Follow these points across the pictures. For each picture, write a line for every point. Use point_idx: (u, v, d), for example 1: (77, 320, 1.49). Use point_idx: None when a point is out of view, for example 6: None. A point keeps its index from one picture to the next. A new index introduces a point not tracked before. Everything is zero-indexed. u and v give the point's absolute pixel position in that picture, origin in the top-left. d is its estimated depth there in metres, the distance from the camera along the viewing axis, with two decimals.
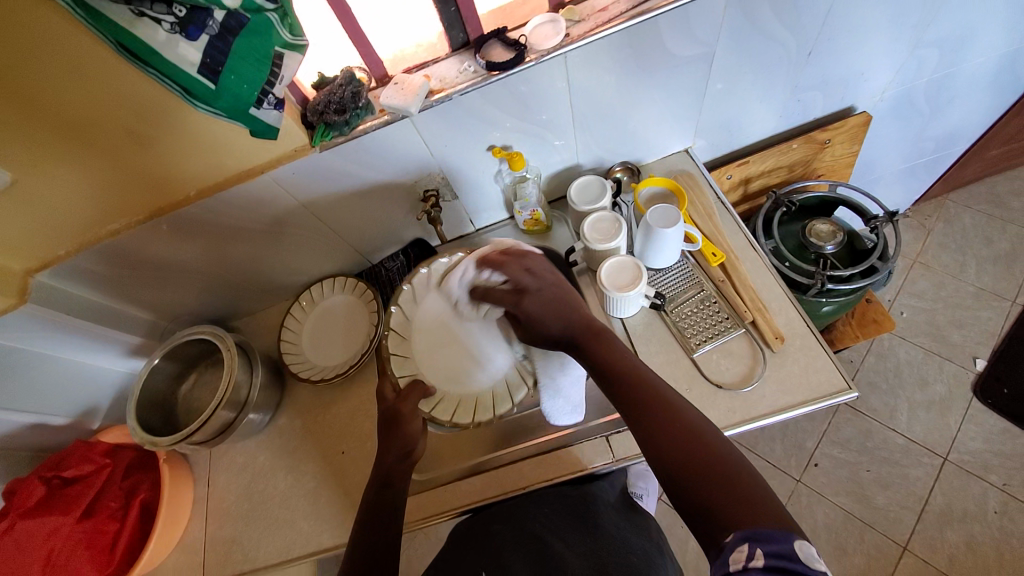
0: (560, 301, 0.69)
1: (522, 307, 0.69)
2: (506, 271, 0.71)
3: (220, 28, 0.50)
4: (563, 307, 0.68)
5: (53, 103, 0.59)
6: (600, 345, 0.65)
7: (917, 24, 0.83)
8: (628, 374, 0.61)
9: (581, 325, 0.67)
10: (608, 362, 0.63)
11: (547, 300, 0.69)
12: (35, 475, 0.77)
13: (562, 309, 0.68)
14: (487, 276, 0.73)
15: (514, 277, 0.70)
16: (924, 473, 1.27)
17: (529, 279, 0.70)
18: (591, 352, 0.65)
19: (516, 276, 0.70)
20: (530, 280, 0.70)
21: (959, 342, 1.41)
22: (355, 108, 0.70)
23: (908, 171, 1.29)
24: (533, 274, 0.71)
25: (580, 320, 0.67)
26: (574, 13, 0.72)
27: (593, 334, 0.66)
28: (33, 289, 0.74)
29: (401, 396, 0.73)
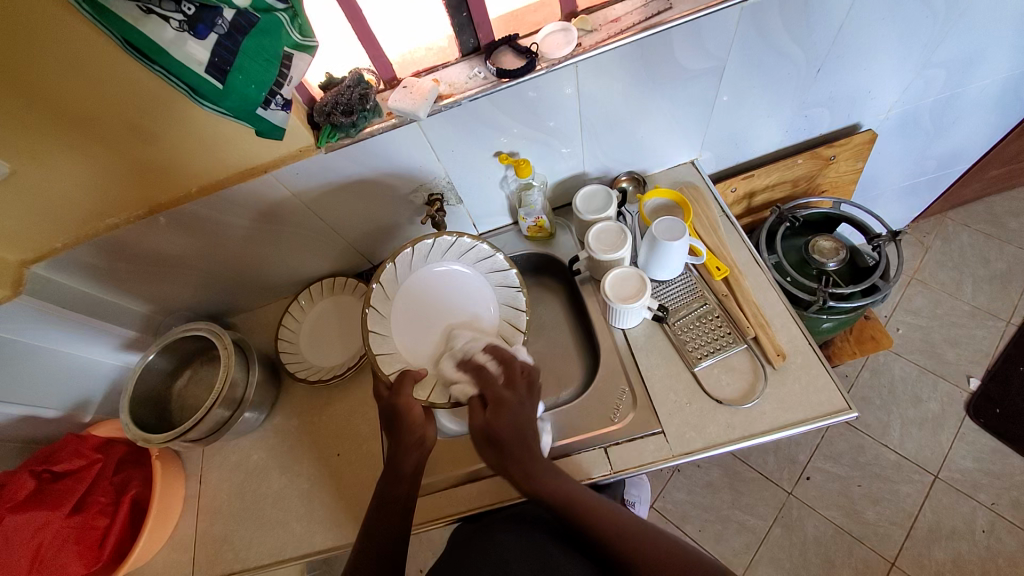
0: (528, 428, 0.64)
1: (499, 409, 0.63)
2: (507, 368, 0.68)
3: (229, 27, 0.50)
4: (529, 431, 0.64)
5: (57, 95, 0.58)
6: (555, 480, 0.63)
7: (927, 46, 0.83)
8: (582, 506, 0.61)
9: (542, 460, 0.63)
10: (568, 497, 0.62)
11: (520, 418, 0.64)
12: (24, 471, 0.76)
13: (528, 436, 0.64)
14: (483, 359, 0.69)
15: (511, 375, 0.67)
16: (914, 490, 1.28)
17: (521, 389, 0.66)
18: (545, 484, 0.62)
19: (512, 379, 0.67)
20: (517, 390, 0.66)
21: (953, 361, 1.42)
22: (362, 110, 0.69)
23: (909, 190, 1.30)
24: (528, 385, 0.67)
25: (522, 451, 0.63)
26: (587, 22, 0.72)
27: (545, 469, 0.63)
28: (29, 281, 0.73)
29: (395, 390, 0.69)
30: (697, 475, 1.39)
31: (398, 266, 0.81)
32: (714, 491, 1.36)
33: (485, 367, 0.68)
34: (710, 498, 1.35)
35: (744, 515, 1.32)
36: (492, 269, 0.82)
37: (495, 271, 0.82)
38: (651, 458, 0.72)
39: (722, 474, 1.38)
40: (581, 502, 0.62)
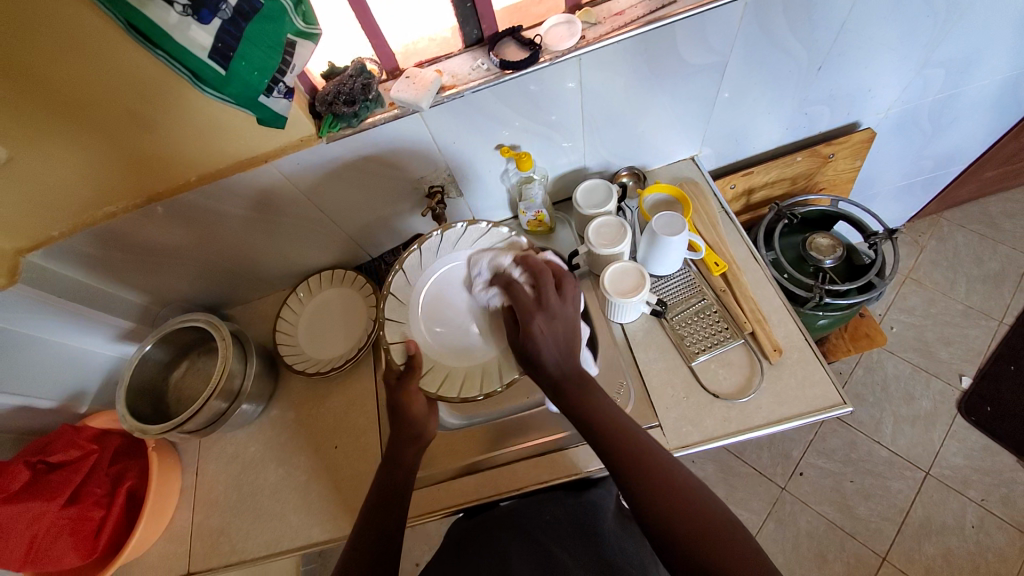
0: (569, 336, 0.64)
1: (530, 325, 0.63)
2: (538, 277, 0.67)
3: (233, 13, 0.49)
4: (568, 343, 0.64)
5: (55, 81, 0.57)
6: (587, 397, 0.62)
7: (927, 44, 0.83)
8: (607, 422, 0.61)
9: (578, 374, 0.63)
10: (600, 417, 0.61)
11: (556, 328, 0.64)
12: (19, 460, 0.74)
13: (568, 347, 0.64)
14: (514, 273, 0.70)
15: (540, 288, 0.65)
16: (905, 486, 1.30)
17: (554, 299, 0.65)
18: (578, 402, 0.62)
19: (541, 295, 0.65)
20: (553, 302, 0.64)
21: (946, 359, 1.43)
22: (365, 100, 0.69)
23: (906, 189, 1.31)
24: (561, 296, 0.66)
25: (557, 367, 0.63)
26: (590, 15, 0.71)
27: (581, 383, 0.63)
28: (24, 270, 0.72)
29: (403, 380, 0.70)
30: (691, 470, 1.40)
31: (422, 252, 0.83)
32: (709, 486, 1.37)
33: (517, 284, 0.68)
34: None
35: (738, 510, 1.33)
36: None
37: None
38: None
39: (717, 470, 1.39)
40: (612, 424, 0.61)
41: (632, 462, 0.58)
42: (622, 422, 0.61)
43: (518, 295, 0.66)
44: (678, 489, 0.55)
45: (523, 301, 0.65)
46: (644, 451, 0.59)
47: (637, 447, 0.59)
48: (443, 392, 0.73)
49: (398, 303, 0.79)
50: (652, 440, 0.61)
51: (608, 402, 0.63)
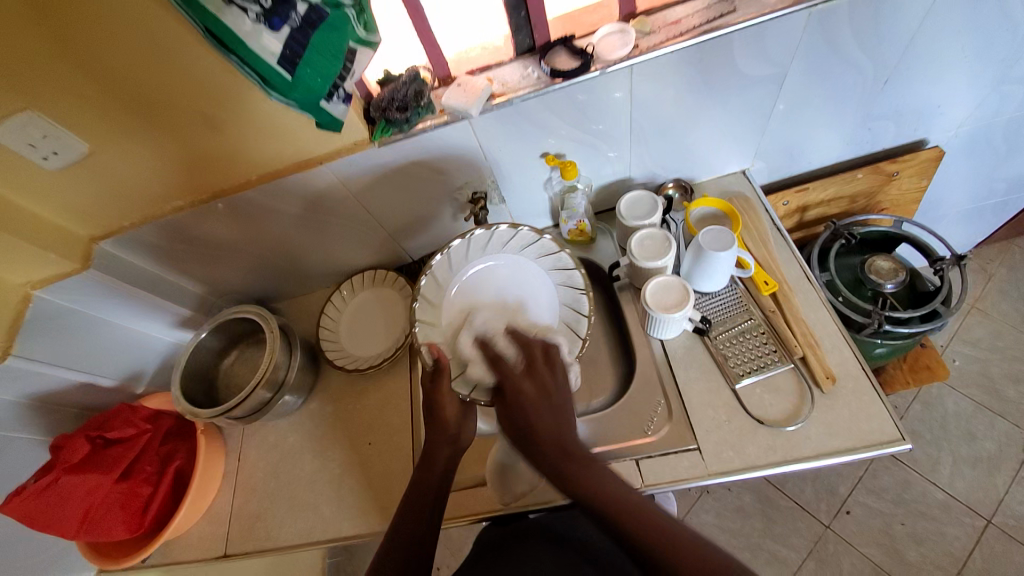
0: (559, 410, 0.64)
1: (520, 393, 0.64)
2: (527, 352, 0.67)
3: (302, 21, 0.51)
4: (558, 411, 0.64)
5: (137, 84, 0.61)
6: (589, 471, 0.59)
7: (1007, 59, 0.78)
8: (609, 498, 0.57)
9: (570, 442, 0.62)
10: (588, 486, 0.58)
11: (546, 395, 0.64)
12: (81, 434, 0.79)
13: (556, 416, 0.63)
14: (503, 343, 0.70)
15: (529, 356, 0.67)
16: (963, 532, 1.20)
17: (545, 372, 0.66)
18: (569, 466, 0.60)
19: (534, 364, 0.66)
20: (541, 372, 0.65)
21: (1015, 398, 1.32)
22: (417, 107, 0.72)
23: (975, 213, 1.22)
24: (551, 367, 0.66)
25: (552, 442, 0.61)
26: (645, 24, 0.71)
27: (580, 461, 0.60)
28: (97, 255, 0.78)
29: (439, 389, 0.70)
30: (726, 498, 1.35)
31: (450, 254, 0.82)
32: (745, 517, 1.31)
33: (507, 357, 0.68)
34: (740, 524, 1.30)
35: (776, 545, 1.27)
36: (555, 266, 0.81)
37: (558, 268, 0.81)
38: (685, 474, 0.70)
39: (754, 500, 1.33)
40: (606, 491, 0.58)
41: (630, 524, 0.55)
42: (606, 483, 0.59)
43: (507, 373, 0.66)
44: (680, 547, 0.52)
45: (509, 385, 0.65)
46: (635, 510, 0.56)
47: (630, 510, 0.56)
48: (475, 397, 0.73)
49: (429, 304, 0.79)
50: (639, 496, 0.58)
51: (596, 464, 0.61)
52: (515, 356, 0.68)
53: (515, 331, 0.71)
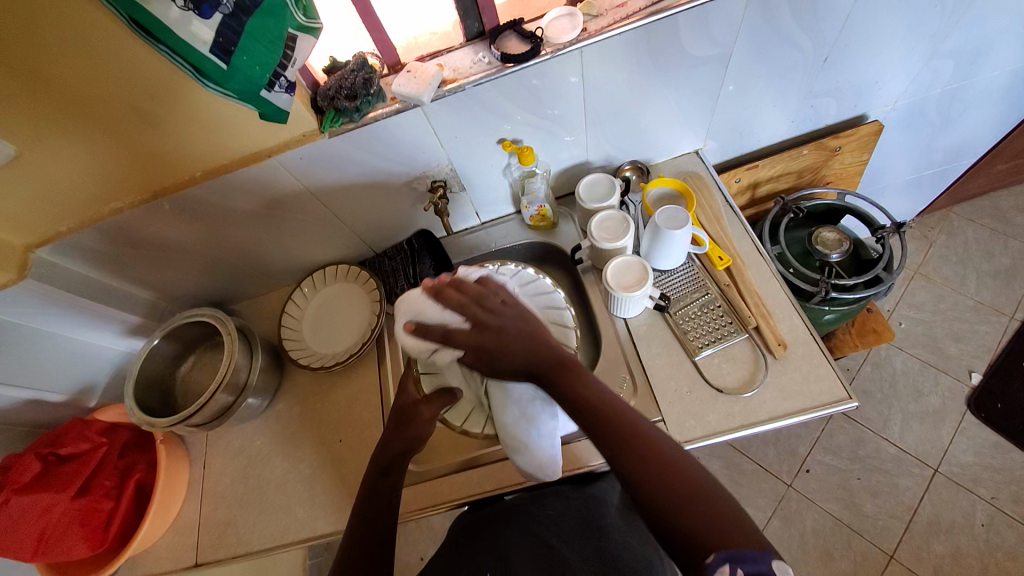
0: (529, 329, 0.65)
1: (490, 341, 0.63)
2: (466, 311, 0.64)
3: (234, 7, 0.50)
4: (526, 335, 0.64)
5: (60, 77, 0.57)
6: (569, 374, 0.62)
7: (935, 35, 0.82)
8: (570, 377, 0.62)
9: (548, 356, 0.64)
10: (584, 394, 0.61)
11: (512, 332, 0.64)
12: (30, 453, 0.75)
13: (532, 339, 0.64)
14: (445, 315, 0.64)
15: (471, 313, 0.64)
16: (914, 483, 1.28)
17: (487, 314, 0.64)
18: (561, 381, 0.62)
19: (477, 319, 0.64)
20: (491, 315, 0.64)
21: (955, 355, 1.41)
22: (366, 95, 0.69)
23: (915, 183, 1.29)
24: (491, 309, 0.65)
25: (536, 354, 0.64)
26: (593, 7, 0.71)
27: (558, 365, 0.63)
28: (33, 264, 0.74)
29: (425, 399, 0.74)
30: None
31: None
32: None
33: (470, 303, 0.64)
34: None
35: (743, 507, 1.33)
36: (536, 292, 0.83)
37: (539, 292, 0.82)
38: None
39: (722, 467, 1.39)
40: (599, 405, 0.60)
41: (597, 410, 0.59)
42: (598, 393, 0.61)
43: (468, 330, 0.64)
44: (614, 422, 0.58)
45: (474, 334, 0.64)
46: (619, 414, 0.59)
47: (620, 426, 0.58)
48: (468, 426, 0.77)
49: None
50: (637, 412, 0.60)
51: (593, 380, 0.62)
52: (461, 318, 0.64)
53: (442, 288, 0.65)
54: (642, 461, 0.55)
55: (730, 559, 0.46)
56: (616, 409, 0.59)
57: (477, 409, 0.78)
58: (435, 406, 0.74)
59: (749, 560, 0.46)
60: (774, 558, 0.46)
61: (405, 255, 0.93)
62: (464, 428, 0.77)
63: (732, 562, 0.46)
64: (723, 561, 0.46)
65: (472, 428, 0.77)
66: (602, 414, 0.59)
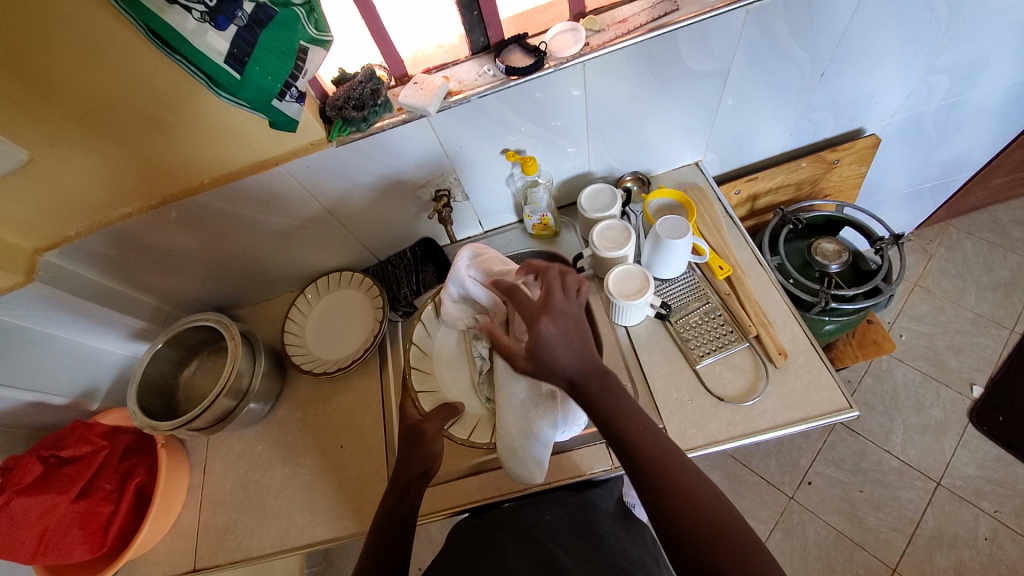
0: (581, 340, 0.60)
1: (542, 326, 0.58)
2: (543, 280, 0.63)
3: (249, 19, 0.51)
4: (579, 341, 0.60)
5: (77, 84, 0.59)
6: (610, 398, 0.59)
7: (931, 50, 0.84)
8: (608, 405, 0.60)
9: (594, 370, 0.59)
10: (625, 428, 0.58)
11: (568, 331, 0.60)
12: (32, 455, 0.76)
13: (580, 351, 0.59)
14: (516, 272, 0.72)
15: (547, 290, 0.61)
16: (916, 496, 1.28)
17: (562, 299, 0.61)
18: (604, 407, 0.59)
19: (549, 296, 0.61)
20: (558, 300, 0.61)
21: (956, 368, 1.41)
22: (374, 105, 0.71)
23: (913, 196, 1.31)
24: (567, 297, 0.62)
25: (587, 367, 0.59)
26: (595, 22, 0.73)
27: (602, 386, 0.59)
28: (41, 268, 0.75)
29: (427, 415, 0.74)
30: None
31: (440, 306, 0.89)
32: None
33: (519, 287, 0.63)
34: None
35: (744, 519, 1.32)
36: None
37: None
38: None
39: (723, 478, 1.39)
40: (640, 438, 0.58)
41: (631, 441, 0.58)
42: (639, 425, 0.59)
43: (526, 305, 0.61)
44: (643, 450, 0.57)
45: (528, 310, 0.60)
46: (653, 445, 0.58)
47: (662, 465, 0.56)
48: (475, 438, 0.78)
49: (422, 373, 0.83)
50: (678, 450, 0.58)
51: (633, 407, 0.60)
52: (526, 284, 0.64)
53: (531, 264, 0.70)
54: (689, 509, 0.53)
55: None
56: (657, 444, 0.58)
57: (483, 421, 0.79)
58: (437, 422, 0.74)
59: None
60: None
61: (408, 262, 0.95)
62: (469, 439, 0.77)
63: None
64: None
65: (478, 439, 0.77)
66: (643, 449, 0.57)
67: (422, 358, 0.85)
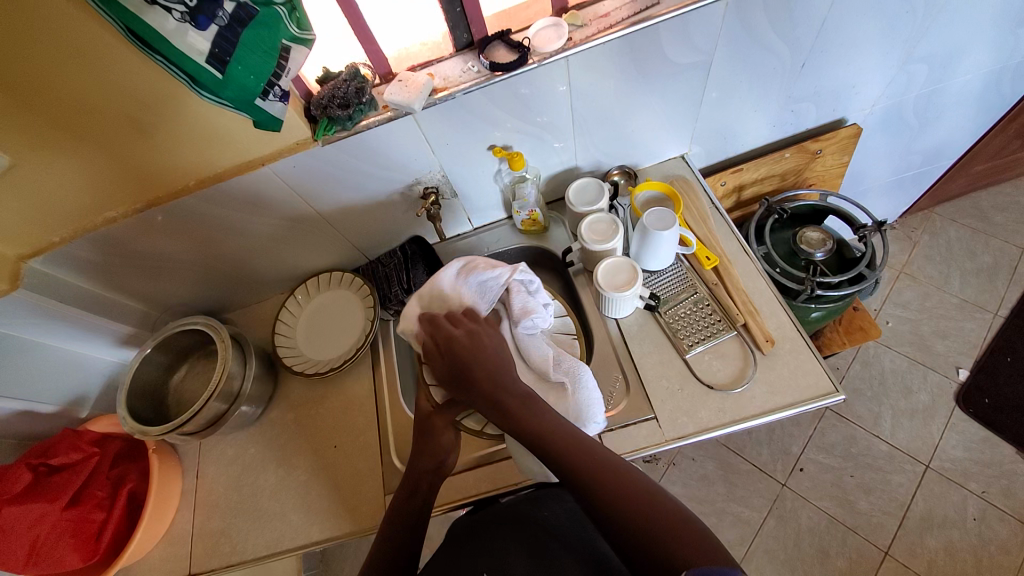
0: (500, 359, 0.64)
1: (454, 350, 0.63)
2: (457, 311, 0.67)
3: (230, 19, 0.51)
4: (498, 361, 0.64)
5: (57, 88, 0.59)
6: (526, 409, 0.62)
7: (908, 40, 0.85)
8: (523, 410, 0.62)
9: (512, 389, 0.63)
10: (545, 432, 0.60)
11: (484, 352, 0.64)
12: (22, 464, 0.75)
13: (497, 370, 0.63)
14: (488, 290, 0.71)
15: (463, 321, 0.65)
16: (906, 479, 1.30)
17: (483, 329, 0.65)
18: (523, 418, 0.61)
19: (462, 322, 0.65)
20: (478, 329, 0.65)
21: (942, 352, 1.44)
22: (359, 103, 0.72)
23: (896, 184, 1.33)
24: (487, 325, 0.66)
25: (509, 384, 0.63)
26: (577, 17, 0.74)
27: (519, 399, 0.62)
28: (25, 276, 0.74)
29: (439, 407, 0.74)
30: (692, 468, 1.41)
31: None
32: (710, 484, 1.38)
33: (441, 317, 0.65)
34: (706, 491, 1.37)
35: (739, 507, 1.34)
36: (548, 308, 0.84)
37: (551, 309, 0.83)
38: (644, 444, 0.74)
39: (717, 468, 1.40)
40: (560, 439, 0.59)
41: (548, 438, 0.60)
42: (556, 427, 0.61)
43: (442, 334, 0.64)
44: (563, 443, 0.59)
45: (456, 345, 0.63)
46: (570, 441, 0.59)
47: (586, 459, 0.57)
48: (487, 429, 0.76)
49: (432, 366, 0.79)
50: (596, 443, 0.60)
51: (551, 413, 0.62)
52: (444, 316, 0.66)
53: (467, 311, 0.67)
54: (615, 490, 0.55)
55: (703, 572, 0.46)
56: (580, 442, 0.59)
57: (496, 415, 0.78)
58: (448, 415, 0.73)
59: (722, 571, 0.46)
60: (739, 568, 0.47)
61: (399, 260, 0.95)
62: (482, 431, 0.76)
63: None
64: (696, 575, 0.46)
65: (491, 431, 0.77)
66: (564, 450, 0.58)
67: None
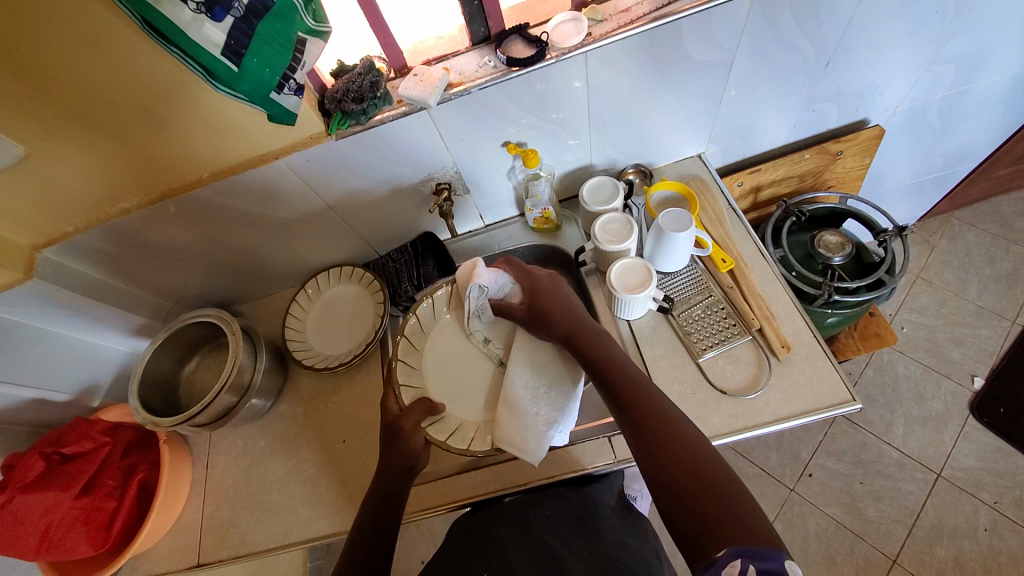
0: (573, 304, 0.76)
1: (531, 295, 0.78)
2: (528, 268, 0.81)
3: (246, 11, 0.50)
4: (575, 313, 0.75)
5: (73, 78, 0.58)
6: (601, 356, 0.69)
7: (937, 39, 0.83)
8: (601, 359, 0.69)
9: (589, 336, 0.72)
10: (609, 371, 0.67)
11: (562, 303, 0.76)
12: (35, 451, 0.75)
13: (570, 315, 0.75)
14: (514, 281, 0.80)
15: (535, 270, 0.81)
16: (916, 488, 1.28)
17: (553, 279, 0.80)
18: (595, 357, 0.69)
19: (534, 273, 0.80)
20: (546, 279, 0.80)
21: (958, 360, 1.41)
22: (373, 98, 0.70)
23: (916, 188, 1.30)
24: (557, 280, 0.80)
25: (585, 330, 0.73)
26: (597, 12, 0.72)
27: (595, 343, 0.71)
28: (39, 265, 0.74)
29: (405, 411, 0.74)
30: None
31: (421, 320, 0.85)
32: None
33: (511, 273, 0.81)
34: None
35: None
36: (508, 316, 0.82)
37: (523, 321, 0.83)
38: None
39: None
40: (619, 376, 0.66)
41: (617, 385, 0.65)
42: (620, 365, 0.67)
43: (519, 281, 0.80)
44: (630, 390, 0.64)
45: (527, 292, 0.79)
46: (637, 388, 0.64)
47: (639, 398, 0.63)
48: (452, 443, 0.74)
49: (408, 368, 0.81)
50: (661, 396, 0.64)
51: (620, 357, 0.69)
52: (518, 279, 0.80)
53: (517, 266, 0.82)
54: (662, 447, 0.58)
55: (742, 555, 0.47)
56: (645, 393, 0.64)
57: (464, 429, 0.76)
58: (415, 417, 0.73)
59: (766, 558, 0.46)
60: (786, 557, 0.47)
61: (409, 257, 0.94)
62: (445, 442, 0.73)
63: (745, 558, 0.47)
64: (735, 556, 0.47)
65: (455, 443, 0.73)
66: (629, 390, 0.64)
67: (410, 354, 0.82)
